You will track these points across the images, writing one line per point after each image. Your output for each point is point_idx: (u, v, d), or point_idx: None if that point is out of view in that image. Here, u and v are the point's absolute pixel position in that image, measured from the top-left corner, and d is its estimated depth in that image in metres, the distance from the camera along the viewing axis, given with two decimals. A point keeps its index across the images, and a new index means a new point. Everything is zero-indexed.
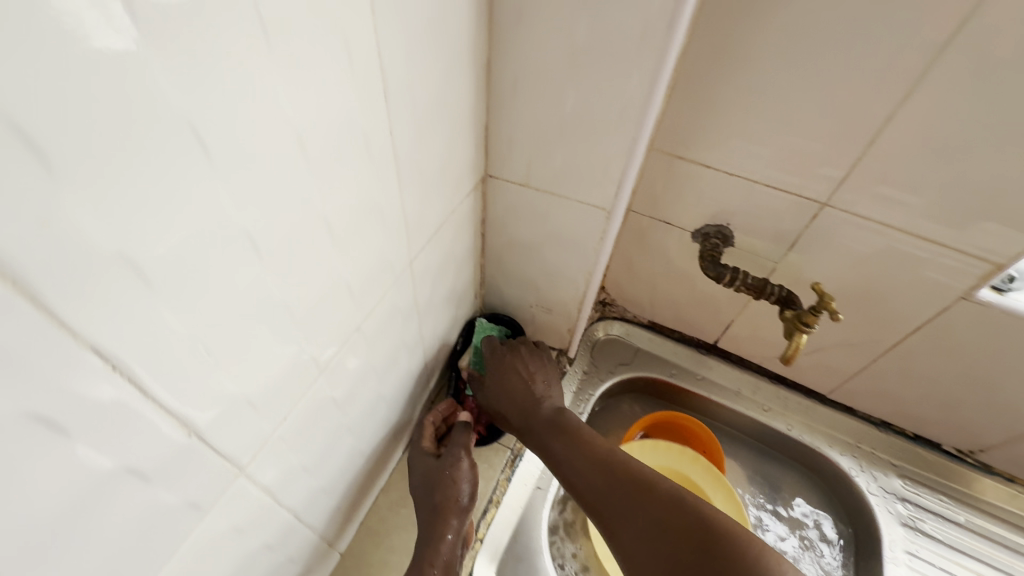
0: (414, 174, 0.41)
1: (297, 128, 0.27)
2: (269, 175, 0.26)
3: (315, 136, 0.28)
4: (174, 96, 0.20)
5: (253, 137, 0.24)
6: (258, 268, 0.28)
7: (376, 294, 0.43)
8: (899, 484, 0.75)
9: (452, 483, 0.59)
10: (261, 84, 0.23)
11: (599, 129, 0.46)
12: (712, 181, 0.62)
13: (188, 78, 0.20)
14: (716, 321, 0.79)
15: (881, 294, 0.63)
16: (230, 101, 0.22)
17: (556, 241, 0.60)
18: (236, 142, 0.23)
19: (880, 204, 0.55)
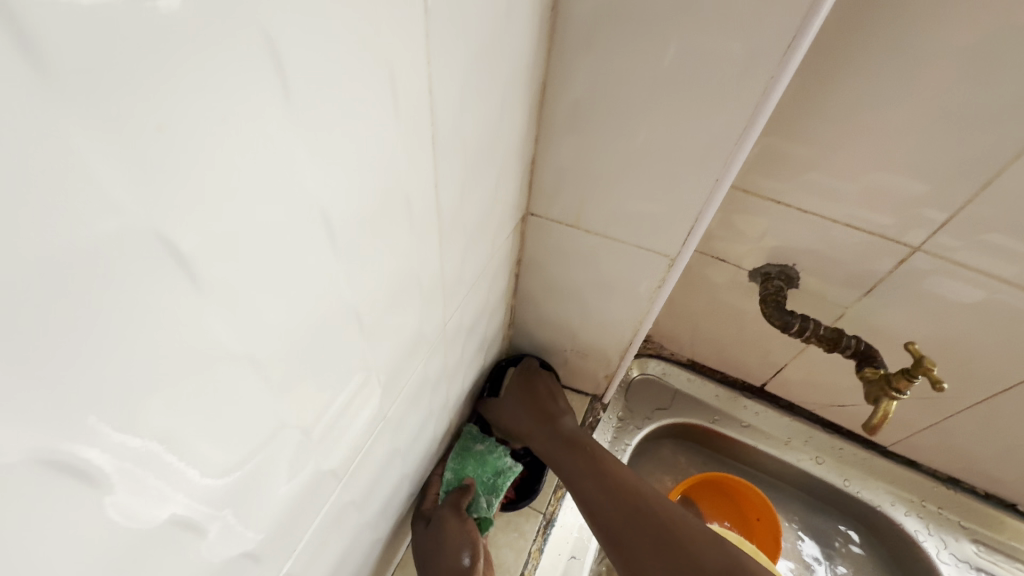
0: (457, 229, 0.33)
1: (325, 200, 0.18)
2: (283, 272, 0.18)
3: (348, 206, 0.20)
4: (129, 196, 0.12)
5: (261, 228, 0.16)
6: (266, 394, 0.20)
7: (404, 374, 0.34)
8: (972, 550, 0.68)
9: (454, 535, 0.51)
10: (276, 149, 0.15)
11: (675, 167, 0.39)
12: (781, 217, 0.54)
13: (155, 163, 0.12)
14: (766, 364, 0.71)
15: (970, 348, 0.55)
16: (228, 185, 0.14)
17: (603, 286, 0.52)
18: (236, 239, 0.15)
19: (984, 252, 0.47)
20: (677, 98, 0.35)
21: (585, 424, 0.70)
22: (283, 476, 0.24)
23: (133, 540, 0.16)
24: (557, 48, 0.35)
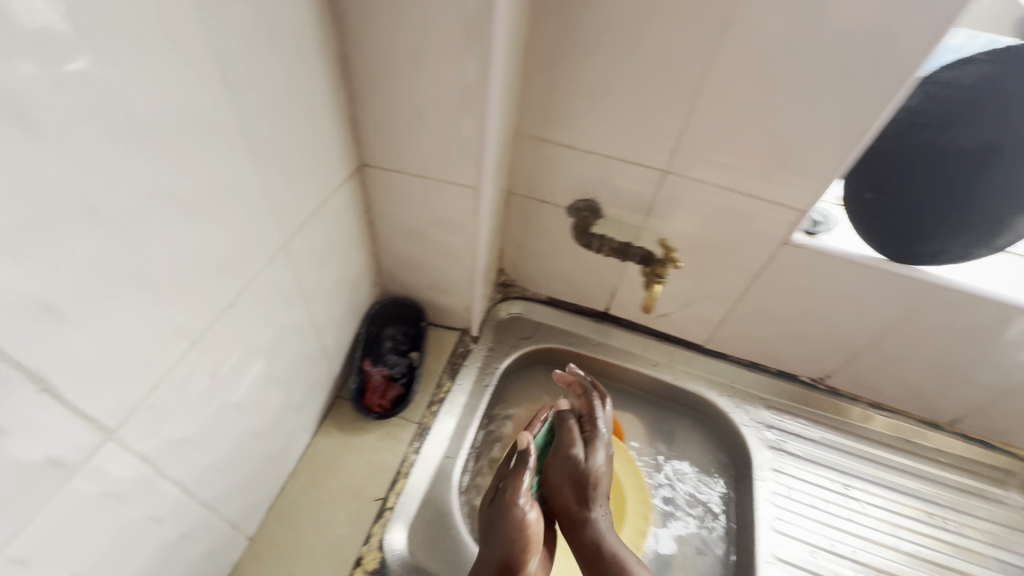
0: (274, 159, 0.45)
1: (128, 105, 0.30)
2: (104, 146, 0.29)
3: (150, 114, 0.32)
4: None
5: (81, 111, 0.27)
6: (107, 235, 0.31)
7: (247, 272, 0.45)
8: (767, 414, 0.85)
9: (516, 521, 0.58)
10: (83, 64, 0.27)
11: (451, 113, 0.52)
12: (573, 158, 0.70)
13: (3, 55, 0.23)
14: (603, 290, 0.87)
15: (726, 248, 0.73)
16: (51, 77, 0.25)
17: (437, 222, 0.65)
18: (62, 113, 0.26)
19: (706, 168, 0.65)
20: (433, 60, 0.49)
21: (457, 353, 0.82)
22: (133, 309, 0.34)
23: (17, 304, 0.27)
24: (344, 28, 0.48)
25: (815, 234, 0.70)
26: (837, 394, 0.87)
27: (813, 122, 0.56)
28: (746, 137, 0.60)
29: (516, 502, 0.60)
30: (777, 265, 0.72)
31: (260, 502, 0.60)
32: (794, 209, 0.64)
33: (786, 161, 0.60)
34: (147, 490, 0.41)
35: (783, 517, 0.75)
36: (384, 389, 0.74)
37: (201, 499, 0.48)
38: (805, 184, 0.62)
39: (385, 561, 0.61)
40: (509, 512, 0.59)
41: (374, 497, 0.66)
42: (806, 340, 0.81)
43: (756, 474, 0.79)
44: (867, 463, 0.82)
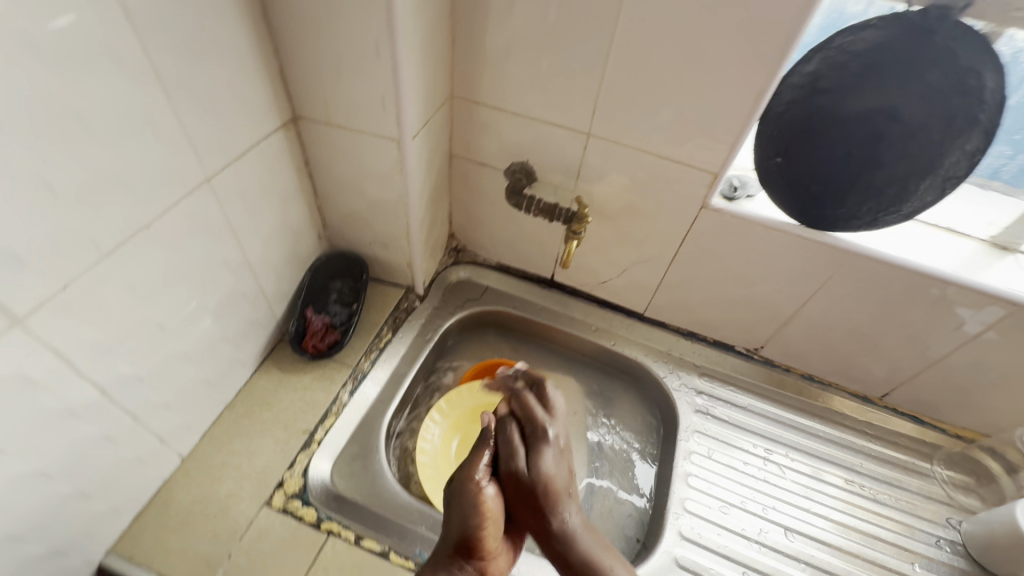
0: (191, 96, 0.50)
1: (22, 24, 0.35)
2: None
3: (46, 36, 0.37)
4: None
5: None
6: (3, 137, 0.36)
7: (164, 198, 0.50)
8: (700, 381, 0.87)
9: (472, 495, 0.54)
10: None
11: (366, 64, 0.57)
12: (505, 121, 0.73)
13: None
14: (546, 255, 0.91)
15: (652, 212, 0.76)
16: None
17: (370, 175, 0.70)
18: None
19: (624, 130, 0.68)
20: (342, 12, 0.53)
21: (400, 308, 0.86)
22: (32, 206, 0.39)
23: None
24: None
25: (735, 199, 0.72)
26: (771, 364, 0.89)
27: (715, 83, 0.59)
28: (657, 98, 0.63)
29: (476, 479, 0.56)
30: (700, 229, 0.74)
31: (193, 425, 0.65)
32: (708, 171, 0.67)
33: (695, 122, 0.63)
34: (62, 382, 0.46)
35: (699, 473, 0.78)
36: (323, 333, 0.78)
37: (124, 406, 0.53)
38: (715, 145, 0.64)
39: (305, 486, 0.65)
40: (465, 494, 0.55)
41: (302, 430, 0.70)
42: (736, 308, 0.83)
43: (679, 434, 0.81)
44: (793, 431, 0.83)
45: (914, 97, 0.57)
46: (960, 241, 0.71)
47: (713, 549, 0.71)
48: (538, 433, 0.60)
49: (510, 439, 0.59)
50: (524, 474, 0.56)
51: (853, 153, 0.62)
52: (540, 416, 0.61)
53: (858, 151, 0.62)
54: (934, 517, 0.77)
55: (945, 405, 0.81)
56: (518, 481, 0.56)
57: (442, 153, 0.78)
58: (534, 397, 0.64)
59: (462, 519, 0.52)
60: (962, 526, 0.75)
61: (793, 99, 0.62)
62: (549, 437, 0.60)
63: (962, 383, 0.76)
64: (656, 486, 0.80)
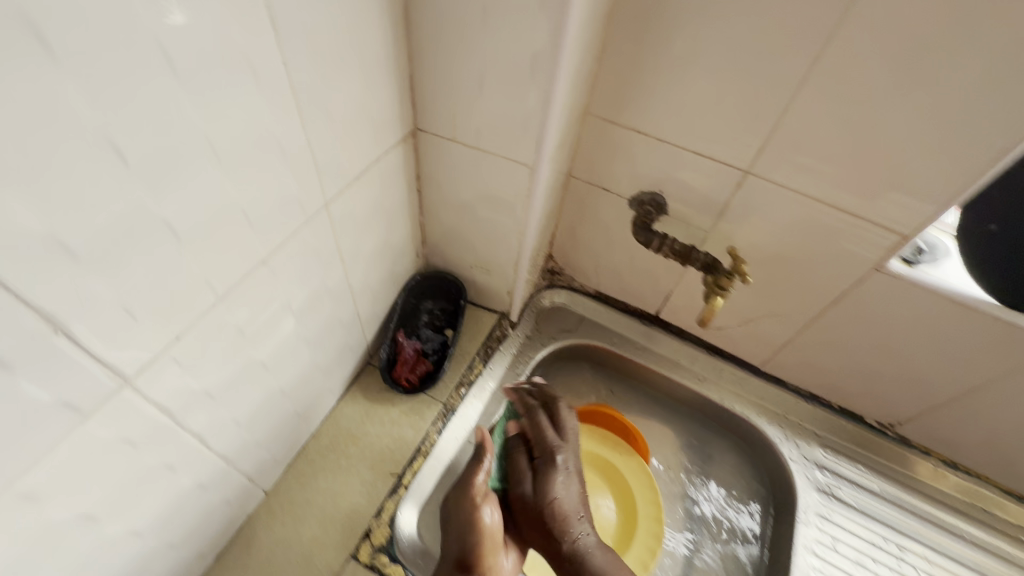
0: (322, 114, 0.42)
1: (167, 45, 0.28)
2: (134, 86, 0.27)
3: (190, 59, 0.30)
4: None
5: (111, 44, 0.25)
6: (132, 182, 0.29)
7: (283, 230, 0.44)
8: (821, 454, 0.77)
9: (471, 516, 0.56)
10: None
11: (514, 82, 0.48)
12: (644, 147, 0.63)
13: None
14: (656, 291, 0.81)
15: (805, 266, 0.65)
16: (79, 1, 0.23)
17: (487, 199, 0.62)
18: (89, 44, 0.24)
19: (795, 173, 0.57)
20: (500, 20, 0.44)
21: (493, 337, 0.79)
22: (153, 258, 0.33)
23: (24, 242, 0.26)
24: None
25: (915, 264, 0.60)
26: (907, 444, 0.77)
27: (939, 133, 0.47)
28: (853, 142, 0.52)
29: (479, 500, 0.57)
30: (862, 293, 0.63)
31: (281, 458, 0.61)
32: (896, 232, 0.56)
33: (896, 175, 0.52)
34: (164, 437, 0.41)
35: (821, 568, 0.68)
36: (414, 363, 0.72)
37: (219, 451, 0.48)
38: (915, 205, 0.53)
39: (392, 538, 0.60)
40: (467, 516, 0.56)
41: (389, 471, 0.64)
42: (879, 380, 0.72)
43: (798, 516, 0.71)
44: (930, 527, 0.72)
45: None
46: None
47: None
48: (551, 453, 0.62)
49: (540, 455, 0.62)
50: (531, 486, 0.60)
51: None
52: (551, 441, 0.63)
53: None
54: None
55: None
56: (524, 483, 0.61)
57: (563, 175, 0.69)
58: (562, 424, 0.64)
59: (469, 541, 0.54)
60: None
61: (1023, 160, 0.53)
62: (556, 459, 0.61)
63: None
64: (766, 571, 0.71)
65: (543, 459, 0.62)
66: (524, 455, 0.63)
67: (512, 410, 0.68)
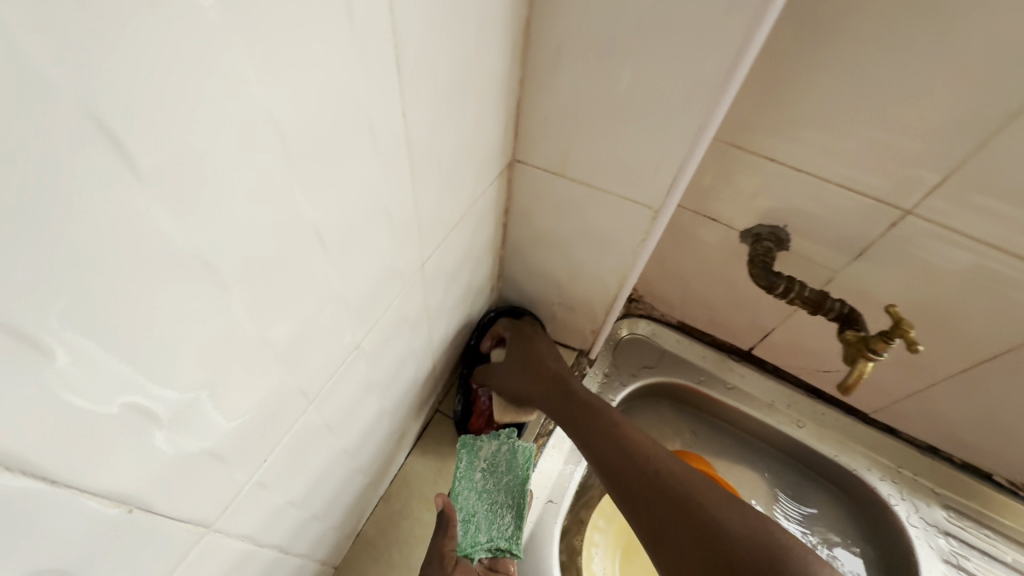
0: (431, 164, 0.34)
1: (277, 119, 0.20)
2: (235, 185, 0.19)
3: (300, 132, 0.21)
4: (68, 81, 0.13)
5: (209, 137, 0.17)
6: (226, 305, 0.21)
7: (378, 304, 0.36)
8: (943, 516, 0.68)
9: None
10: (220, 67, 0.16)
11: (656, 113, 0.38)
12: (774, 176, 0.53)
13: (86, 57, 0.13)
14: (754, 328, 0.71)
15: (958, 317, 0.55)
16: (169, 86, 0.15)
17: (588, 237, 0.53)
18: (179, 143, 0.16)
19: (976, 217, 0.47)
20: (655, 40, 0.34)
21: None
22: (246, 380, 0.25)
23: (90, 423, 0.18)
24: None
25: None
26: None
27: None
28: None
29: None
30: None
31: (351, 531, 0.54)
32: None
33: None
34: (245, 564, 0.33)
35: None
36: (490, 415, 0.62)
37: (296, 551, 0.41)
38: None
39: None
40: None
41: None
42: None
43: None
44: None
45: None
46: None
47: None
48: (553, 371, 0.59)
49: (535, 367, 0.59)
50: (570, 394, 0.57)
51: None
52: (548, 358, 0.60)
53: None
54: None
55: None
56: (551, 401, 0.57)
57: None
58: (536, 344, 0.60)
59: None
60: None
61: None
62: (555, 371, 0.59)
63: None
64: None
65: (541, 368, 0.59)
66: (529, 371, 0.59)
67: (472, 458, 0.56)
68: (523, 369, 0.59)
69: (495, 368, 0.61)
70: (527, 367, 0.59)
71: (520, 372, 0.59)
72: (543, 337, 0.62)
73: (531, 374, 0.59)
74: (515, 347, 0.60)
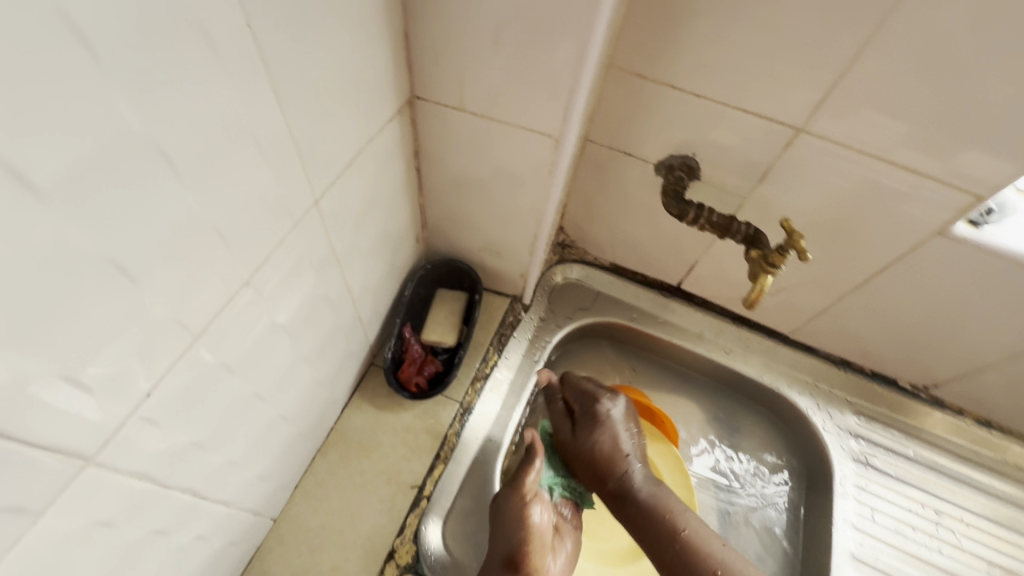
0: (301, 88, 0.33)
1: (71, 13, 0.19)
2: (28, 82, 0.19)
3: (109, 32, 0.21)
4: None
5: None
6: (49, 215, 0.21)
7: (266, 241, 0.35)
8: (854, 422, 0.74)
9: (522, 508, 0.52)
10: None
11: (539, 34, 0.38)
12: (677, 103, 0.55)
13: None
14: (680, 262, 0.74)
15: (854, 232, 0.58)
16: None
17: (500, 175, 0.53)
18: None
19: (859, 129, 0.49)
20: None
21: (506, 323, 0.72)
22: (95, 301, 0.25)
23: None
24: None
25: (981, 225, 0.54)
26: (941, 406, 0.74)
27: None
28: (938, 93, 0.44)
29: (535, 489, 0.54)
30: (919, 258, 0.57)
31: (286, 483, 0.54)
32: (970, 192, 0.49)
33: (986, 126, 0.44)
34: (148, 504, 0.34)
35: (861, 542, 0.66)
36: (422, 362, 0.64)
37: (217, 497, 0.42)
38: (999, 163, 0.46)
39: (418, 554, 0.55)
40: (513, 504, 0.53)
41: (409, 483, 0.59)
42: (921, 346, 0.68)
43: (836, 490, 0.68)
44: (964, 487, 0.71)
45: None
46: None
47: None
48: (620, 459, 0.57)
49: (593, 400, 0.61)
50: (603, 445, 0.58)
51: None
52: (624, 436, 0.59)
53: None
54: None
55: None
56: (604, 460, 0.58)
57: (581, 140, 0.60)
58: (612, 415, 0.59)
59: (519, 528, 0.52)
60: None
61: None
62: (627, 446, 0.58)
63: None
64: (802, 545, 0.69)
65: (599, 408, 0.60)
66: (611, 446, 0.58)
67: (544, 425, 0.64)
68: (588, 445, 0.58)
69: (564, 428, 0.61)
70: (595, 442, 0.58)
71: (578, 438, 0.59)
72: (621, 417, 0.60)
73: (607, 447, 0.58)
74: (581, 411, 0.61)
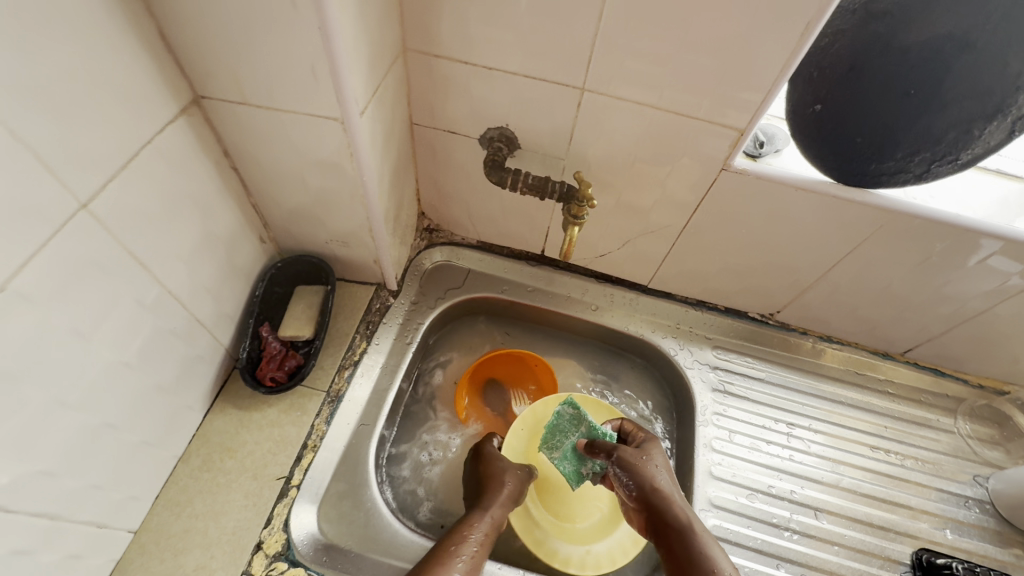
0: (16, 91, 0.34)
1: None
2: None
3: None
4: None
5: None
6: None
7: (18, 244, 0.36)
8: (713, 354, 0.80)
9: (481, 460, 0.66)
10: None
11: (281, 20, 0.41)
12: (474, 78, 0.59)
13: None
14: (535, 230, 0.78)
15: (660, 178, 0.64)
16: None
17: (312, 164, 0.55)
18: None
19: (627, 81, 0.54)
20: None
21: (373, 310, 0.74)
22: None
23: None
24: None
25: (759, 157, 0.60)
26: (788, 328, 0.82)
27: (747, 15, 0.46)
28: (674, 40, 0.49)
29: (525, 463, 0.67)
30: (718, 193, 0.63)
31: (141, 493, 0.54)
32: (733, 127, 0.55)
33: (720, 64, 0.50)
34: None
35: (721, 461, 0.71)
36: (281, 357, 0.65)
37: (32, 511, 0.42)
38: (744, 96, 0.52)
39: (288, 543, 0.56)
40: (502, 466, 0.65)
41: (276, 476, 0.60)
42: (753, 276, 0.75)
43: (698, 419, 0.74)
44: (814, 399, 0.78)
45: (997, 14, 0.45)
46: (1008, 184, 0.62)
47: (746, 546, 0.66)
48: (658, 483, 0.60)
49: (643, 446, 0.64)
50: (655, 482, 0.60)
51: (913, 93, 0.50)
52: (658, 469, 0.61)
53: (919, 90, 0.50)
54: (961, 477, 0.73)
55: (970, 357, 0.76)
56: (662, 497, 0.59)
57: (401, 123, 0.63)
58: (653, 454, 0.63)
59: (515, 481, 0.63)
60: (990, 483, 0.73)
61: (840, 28, 0.50)
62: (660, 481, 0.60)
63: (995, 334, 0.71)
64: (676, 472, 0.74)
65: (630, 454, 0.62)
66: (647, 484, 0.60)
67: (576, 424, 0.66)
68: (632, 478, 0.60)
69: (619, 474, 0.62)
70: (640, 478, 0.60)
71: (629, 478, 0.61)
72: (658, 455, 0.63)
73: (643, 486, 0.60)
74: (625, 458, 0.62)
